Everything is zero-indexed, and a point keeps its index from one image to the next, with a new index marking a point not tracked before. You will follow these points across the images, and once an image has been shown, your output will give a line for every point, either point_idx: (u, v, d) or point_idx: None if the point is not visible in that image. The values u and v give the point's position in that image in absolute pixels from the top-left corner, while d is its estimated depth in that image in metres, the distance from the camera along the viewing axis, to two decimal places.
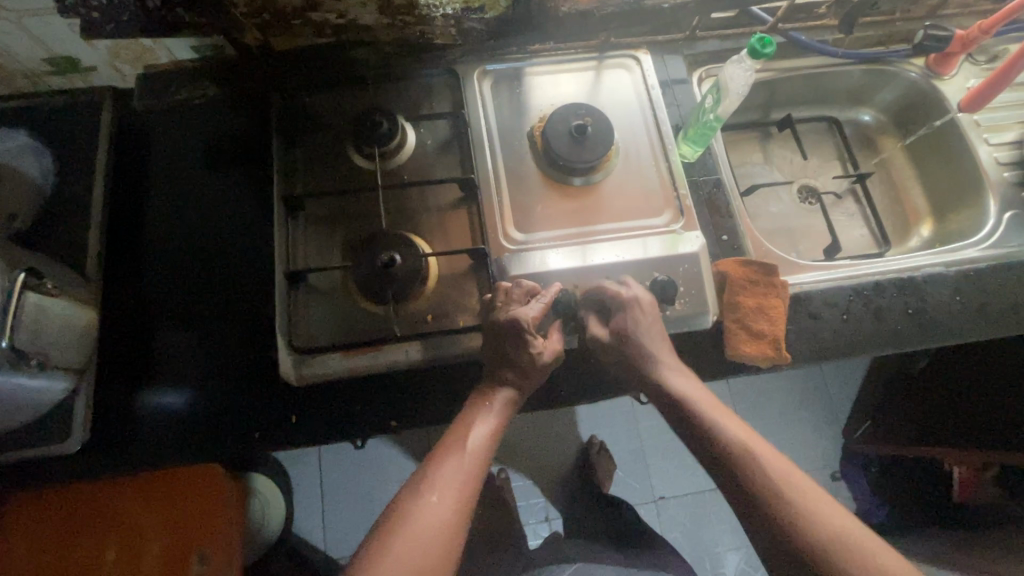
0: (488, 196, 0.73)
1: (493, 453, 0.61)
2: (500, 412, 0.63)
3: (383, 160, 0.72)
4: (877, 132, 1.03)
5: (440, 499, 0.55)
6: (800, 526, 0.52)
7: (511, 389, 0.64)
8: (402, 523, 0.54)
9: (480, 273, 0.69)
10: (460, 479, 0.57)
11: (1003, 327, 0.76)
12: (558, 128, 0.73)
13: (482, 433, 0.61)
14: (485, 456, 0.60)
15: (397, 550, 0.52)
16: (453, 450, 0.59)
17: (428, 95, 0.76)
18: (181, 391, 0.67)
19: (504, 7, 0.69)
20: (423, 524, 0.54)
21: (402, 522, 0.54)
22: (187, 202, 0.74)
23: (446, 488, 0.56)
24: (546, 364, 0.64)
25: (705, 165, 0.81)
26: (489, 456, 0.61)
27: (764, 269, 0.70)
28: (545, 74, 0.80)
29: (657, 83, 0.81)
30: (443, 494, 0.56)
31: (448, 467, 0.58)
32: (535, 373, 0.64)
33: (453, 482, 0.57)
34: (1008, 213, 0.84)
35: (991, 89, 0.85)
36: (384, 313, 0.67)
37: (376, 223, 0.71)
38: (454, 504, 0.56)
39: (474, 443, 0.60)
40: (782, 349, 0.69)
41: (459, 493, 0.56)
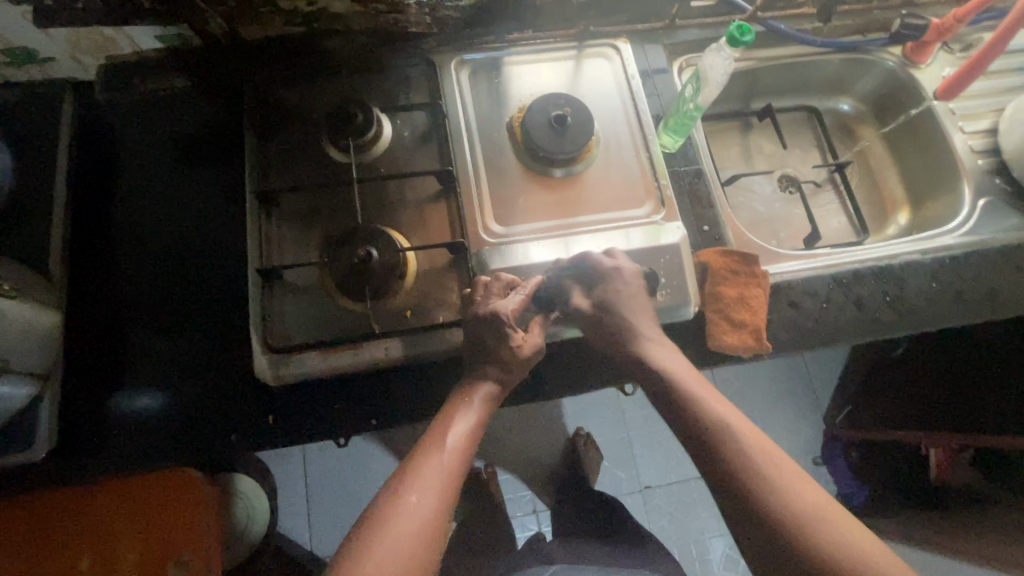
0: (468, 189, 0.72)
1: (475, 449, 0.60)
2: (481, 407, 0.62)
3: (359, 153, 0.70)
4: (855, 121, 1.04)
5: (420, 498, 0.54)
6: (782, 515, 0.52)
7: (492, 384, 0.63)
8: (383, 523, 0.53)
9: (460, 267, 0.68)
10: (441, 476, 0.56)
11: (978, 313, 0.77)
12: (537, 119, 0.72)
13: (463, 428, 0.60)
14: (467, 452, 0.59)
15: (378, 550, 0.51)
16: (433, 447, 0.58)
17: (405, 86, 0.75)
18: (154, 393, 0.65)
19: None
20: (405, 523, 0.53)
21: (383, 522, 0.53)
22: (155, 198, 0.72)
23: (427, 486, 0.55)
24: (527, 358, 0.63)
25: (686, 155, 0.80)
26: (471, 452, 0.60)
27: (744, 259, 0.71)
28: (523, 64, 0.78)
29: (637, 72, 0.80)
30: (424, 491, 0.55)
31: (429, 464, 0.57)
32: (518, 367, 0.64)
33: (434, 479, 0.56)
34: (982, 200, 0.85)
35: (966, 77, 0.86)
36: (362, 309, 0.65)
37: (353, 217, 0.69)
38: (436, 502, 0.55)
39: (455, 439, 0.59)
40: (764, 338, 0.69)
41: (441, 490, 0.56)
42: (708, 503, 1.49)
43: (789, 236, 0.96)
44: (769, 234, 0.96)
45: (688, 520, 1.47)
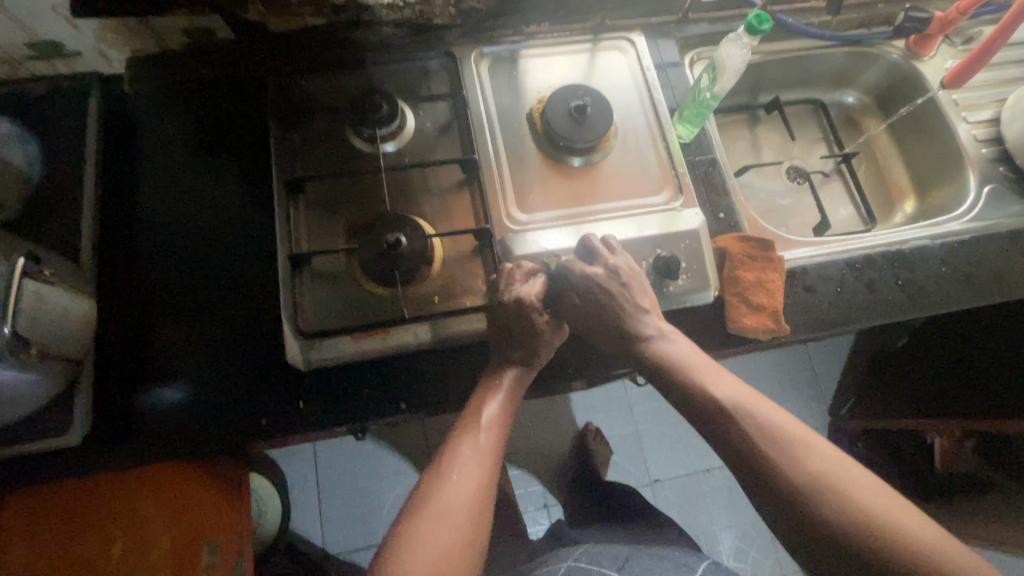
0: (490, 178, 0.73)
1: (507, 429, 0.61)
2: (510, 388, 0.63)
3: (383, 143, 0.71)
4: (860, 114, 1.06)
5: (460, 477, 0.56)
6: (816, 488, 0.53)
7: (519, 367, 0.64)
8: (426, 503, 0.54)
9: (485, 254, 0.69)
10: (478, 456, 0.58)
11: (988, 295, 0.79)
12: (557, 109, 0.74)
13: (494, 409, 0.61)
14: (499, 432, 0.61)
15: (424, 529, 0.52)
16: (468, 429, 0.59)
17: (426, 78, 0.76)
18: (184, 382, 0.66)
19: None
20: (448, 502, 0.54)
21: (426, 502, 0.54)
22: (181, 189, 0.72)
23: (465, 466, 0.57)
24: (550, 341, 0.65)
25: (700, 144, 0.82)
26: (503, 433, 0.61)
27: (761, 244, 0.73)
28: (540, 56, 0.80)
29: (652, 64, 0.82)
30: (464, 471, 0.56)
31: (465, 445, 0.58)
32: (542, 351, 0.65)
33: (472, 459, 0.57)
34: (987, 187, 0.87)
35: (969, 68, 0.88)
36: (390, 295, 0.67)
37: (378, 206, 0.70)
38: (475, 480, 0.56)
39: (488, 420, 0.60)
40: (782, 321, 0.71)
41: (479, 469, 0.57)
42: (717, 496, 1.50)
43: (798, 226, 0.98)
44: (779, 224, 0.98)
45: (697, 512, 1.49)
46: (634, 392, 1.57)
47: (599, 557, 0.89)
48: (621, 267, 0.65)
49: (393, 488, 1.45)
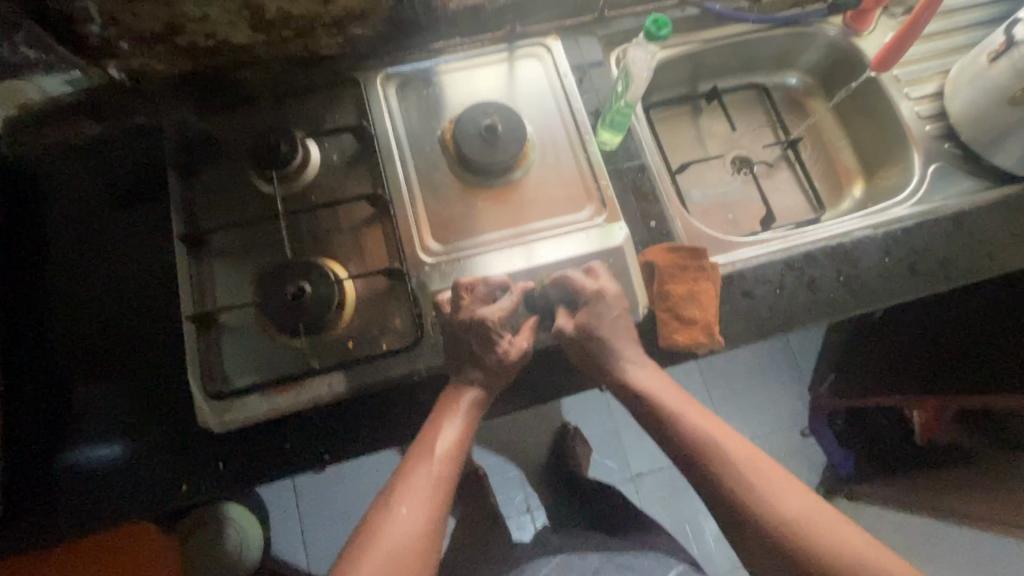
0: (402, 209, 0.70)
1: (465, 455, 0.58)
2: (468, 411, 0.60)
3: (286, 183, 0.68)
4: (805, 95, 1.02)
5: (410, 510, 0.53)
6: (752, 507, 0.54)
7: (478, 389, 0.60)
8: (373, 540, 0.51)
9: (401, 293, 0.66)
10: (431, 487, 0.55)
11: (937, 284, 0.76)
12: (467, 129, 0.70)
13: (450, 435, 0.58)
14: (456, 459, 0.57)
15: (367, 568, 0.49)
16: (422, 457, 0.56)
17: (331, 106, 0.72)
18: (101, 450, 0.64)
19: (388, 8, 0.69)
20: (394, 538, 0.51)
21: (372, 537, 0.51)
22: (84, 248, 0.69)
23: (416, 496, 0.54)
24: (512, 363, 0.61)
25: (628, 149, 0.79)
26: (460, 459, 0.58)
27: (692, 254, 0.70)
28: (452, 72, 0.77)
29: (570, 70, 0.78)
30: (414, 503, 0.54)
31: (418, 474, 0.55)
32: (502, 373, 0.61)
33: (423, 490, 0.54)
34: (932, 167, 0.84)
35: (897, 47, 0.83)
36: (303, 345, 0.64)
37: (286, 250, 0.67)
38: (427, 514, 0.53)
39: (444, 446, 0.57)
40: (716, 333, 0.68)
41: (431, 500, 0.54)
42: None
43: (745, 220, 0.95)
44: (724, 221, 0.95)
45: (682, 503, 1.48)
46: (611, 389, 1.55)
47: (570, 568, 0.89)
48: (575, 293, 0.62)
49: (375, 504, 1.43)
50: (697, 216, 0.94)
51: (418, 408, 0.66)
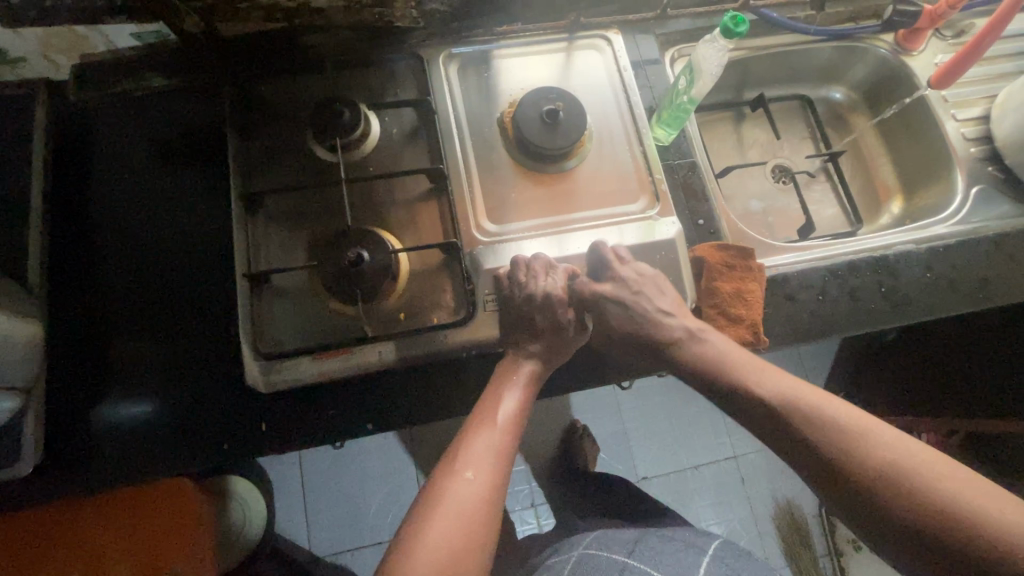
0: (459, 187, 0.71)
1: (523, 426, 0.59)
2: (526, 383, 0.60)
3: (347, 151, 0.68)
4: (848, 110, 1.03)
5: (474, 475, 0.52)
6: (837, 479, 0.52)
7: (536, 361, 0.62)
8: (439, 502, 0.50)
9: (454, 269, 0.66)
10: (494, 453, 0.54)
11: (975, 302, 0.77)
12: (528, 113, 0.70)
13: (510, 405, 0.58)
14: (516, 427, 0.58)
15: (437, 529, 0.49)
16: (484, 424, 0.56)
17: (394, 80, 0.73)
18: (144, 404, 0.63)
19: None
20: (461, 501, 0.50)
21: (438, 501, 0.50)
22: (139, 202, 0.69)
23: (481, 461, 0.53)
24: (573, 338, 0.65)
25: (679, 147, 0.80)
26: (518, 430, 0.58)
27: (741, 254, 0.71)
28: (514, 57, 0.77)
29: (629, 64, 0.79)
30: (478, 467, 0.53)
31: (480, 440, 0.55)
32: (564, 349, 0.65)
33: (486, 456, 0.54)
34: (974, 188, 0.85)
35: (960, 67, 0.85)
36: (354, 313, 0.64)
37: (342, 218, 0.67)
38: (491, 479, 0.53)
39: (503, 417, 0.57)
40: (760, 333, 0.68)
41: (495, 467, 0.54)
42: (705, 492, 1.50)
43: (783, 228, 0.96)
44: (763, 227, 0.96)
45: (686, 508, 1.48)
46: (622, 391, 1.55)
47: (610, 543, 0.82)
48: (635, 281, 0.64)
49: (379, 491, 1.41)
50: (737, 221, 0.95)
51: (462, 385, 0.67)
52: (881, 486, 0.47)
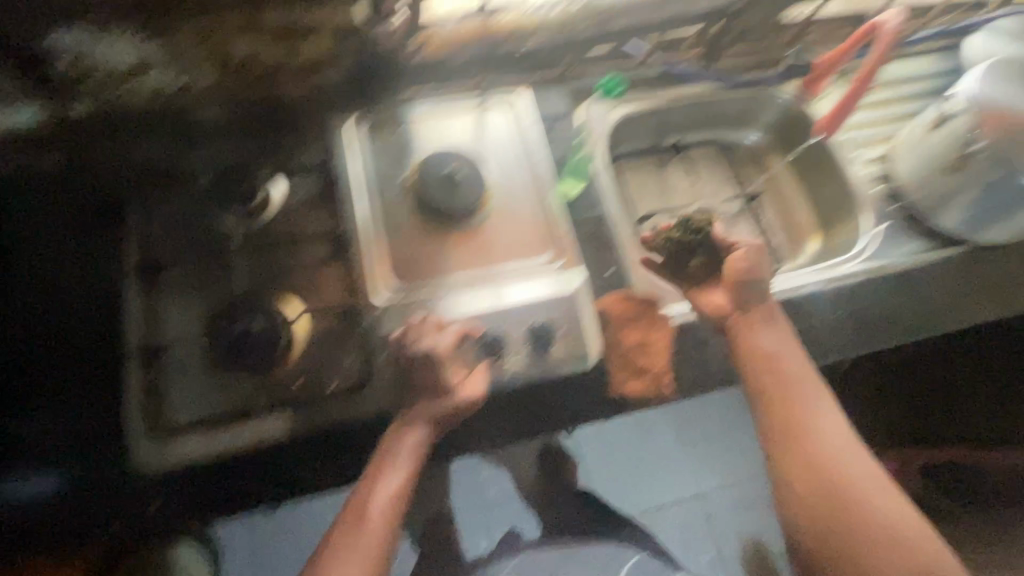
0: (361, 247, 0.69)
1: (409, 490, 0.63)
2: (416, 446, 0.63)
3: (247, 217, 0.68)
4: (765, 151, 1.06)
5: (365, 532, 0.60)
6: (784, 397, 0.69)
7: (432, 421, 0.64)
8: (338, 547, 0.60)
9: (355, 333, 0.67)
10: (377, 523, 0.61)
11: (879, 339, 0.80)
12: (430, 174, 0.71)
13: (397, 471, 0.62)
14: (403, 492, 0.63)
15: (337, 562, 0.59)
16: (366, 492, 0.62)
17: (298, 146, 0.74)
18: (35, 486, 0.62)
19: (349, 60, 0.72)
20: (358, 546, 0.60)
21: (338, 550, 0.60)
22: (34, 277, 0.68)
23: (369, 528, 0.61)
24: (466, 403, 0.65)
25: (588, 199, 0.81)
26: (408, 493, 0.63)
27: (644, 304, 0.73)
28: (423, 114, 0.78)
29: (536, 119, 0.81)
30: (367, 529, 0.61)
31: (368, 508, 0.61)
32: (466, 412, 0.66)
33: (373, 516, 0.61)
34: (882, 227, 0.88)
35: (843, 113, 0.90)
36: (249, 384, 0.64)
37: (243, 286, 0.68)
38: (380, 531, 0.61)
39: (403, 462, 0.63)
40: (664, 384, 0.69)
41: (376, 533, 0.61)
42: None
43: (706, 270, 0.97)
44: None
45: None
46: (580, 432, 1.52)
47: None
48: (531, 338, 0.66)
49: None
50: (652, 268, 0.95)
51: (369, 448, 0.67)
52: (800, 431, 0.68)
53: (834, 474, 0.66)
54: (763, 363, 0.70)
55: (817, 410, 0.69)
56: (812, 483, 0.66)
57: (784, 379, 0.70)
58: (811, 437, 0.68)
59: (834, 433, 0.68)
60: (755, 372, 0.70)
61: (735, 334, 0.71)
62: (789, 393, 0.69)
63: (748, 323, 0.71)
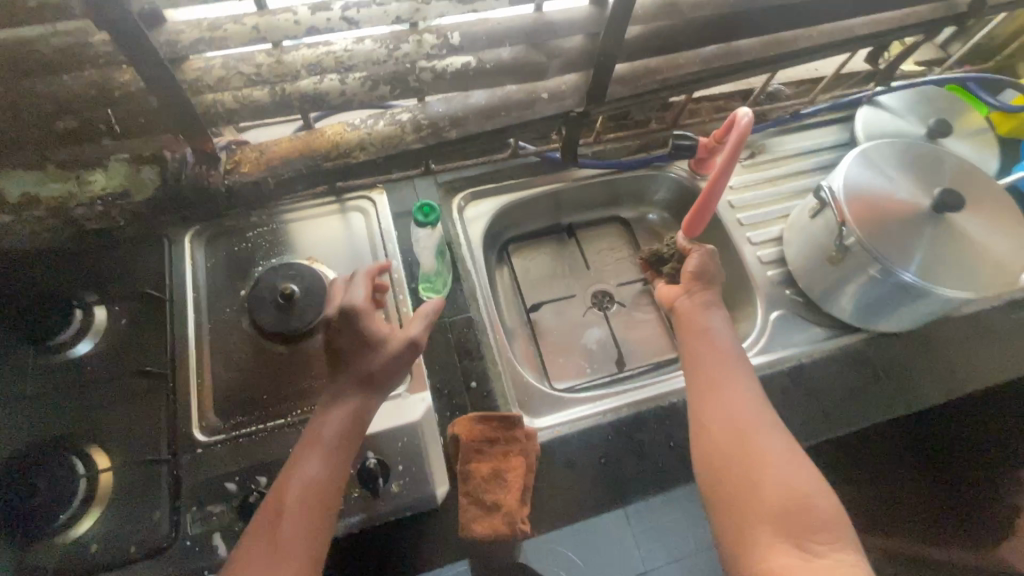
0: (185, 380, 0.64)
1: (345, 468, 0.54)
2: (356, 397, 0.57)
3: (57, 351, 0.62)
4: (664, 229, 1.02)
5: (286, 530, 0.49)
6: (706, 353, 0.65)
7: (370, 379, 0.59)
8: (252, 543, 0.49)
9: (164, 483, 0.58)
10: (301, 500, 0.51)
11: None
12: (263, 294, 0.66)
13: (336, 431, 0.55)
14: (339, 462, 0.54)
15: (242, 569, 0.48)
16: (304, 453, 0.53)
17: (123, 265, 0.67)
18: None
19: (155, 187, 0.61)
20: (269, 549, 0.48)
21: (243, 550, 0.49)
22: None
23: (288, 514, 0.50)
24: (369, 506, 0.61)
25: (455, 302, 0.77)
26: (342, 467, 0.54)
27: (504, 424, 0.66)
28: (272, 226, 0.75)
29: (394, 225, 0.78)
30: (291, 520, 0.50)
31: (288, 485, 0.51)
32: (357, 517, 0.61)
33: (302, 509, 0.50)
34: (774, 313, 0.84)
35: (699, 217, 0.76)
36: (28, 553, 0.54)
37: (35, 432, 0.59)
38: (307, 531, 0.50)
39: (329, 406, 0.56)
40: (519, 524, 0.61)
41: (307, 521, 0.50)
42: None
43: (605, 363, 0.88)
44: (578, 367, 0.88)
45: None
46: None
47: None
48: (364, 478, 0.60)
49: None
50: (535, 367, 0.87)
51: None
52: (717, 371, 0.64)
53: (754, 455, 0.56)
54: (692, 326, 0.69)
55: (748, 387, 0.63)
56: (718, 404, 0.61)
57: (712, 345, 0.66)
58: (728, 413, 0.60)
59: (743, 366, 0.64)
60: (687, 341, 0.68)
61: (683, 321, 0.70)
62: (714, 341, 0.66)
63: (686, 310, 0.71)
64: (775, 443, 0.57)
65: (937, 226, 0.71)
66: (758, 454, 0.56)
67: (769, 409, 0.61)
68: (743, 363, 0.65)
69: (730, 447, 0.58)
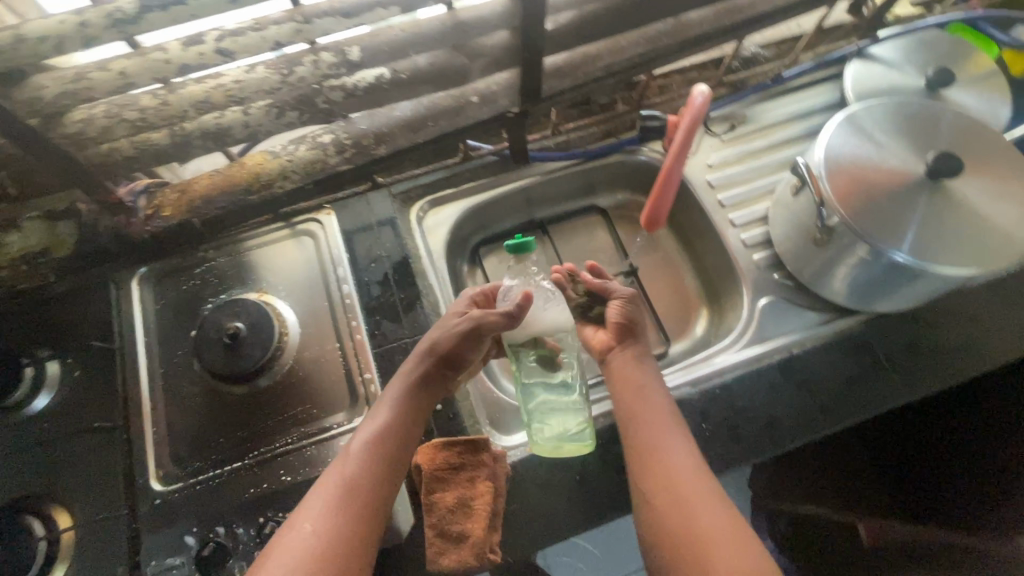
0: (142, 432, 0.63)
1: (379, 464, 0.54)
2: (393, 399, 0.59)
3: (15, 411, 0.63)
4: None
5: (310, 526, 0.49)
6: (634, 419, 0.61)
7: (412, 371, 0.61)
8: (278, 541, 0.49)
9: (127, 536, 0.58)
10: (332, 491, 0.52)
11: (763, 448, 0.68)
12: (211, 337, 0.65)
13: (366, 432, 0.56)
14: (373, 456, 0.54)
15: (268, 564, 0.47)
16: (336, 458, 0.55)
17: (75, 317, 0.67)
18: None
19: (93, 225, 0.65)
20: (293, 543, 0.48)
21: (271, 548, 0.49)
22: None
23: (314, 509, 0.51)
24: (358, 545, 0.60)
25: None
26: (380, 461, 0.55)
27: (469, 448, 0.63)
28: (221, 260, 0.73)
29: (345, 246, 0.74)
30: (317, 516, 0.50)
31: (322, 481, 0.53)
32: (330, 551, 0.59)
33: (327, 501, 0.51)
34: (762, 300, 0.78)
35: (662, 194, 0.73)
36: None
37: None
38: (333, 524, 0.50)
39: (388, 399, 0.59)
40: (485, 554, 0.59)
41: (335, 511, 0.50)
42: None
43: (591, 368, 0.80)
44: None
45: None
46: None
47: None
48: None
49: None
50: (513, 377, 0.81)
51: None
52: (647, 434, 0.59)
53: (696, 523, 0.51)
54: (623, 388, 0.64)
55: (682, 448, 0.57)
56: (653, 478, 0.55)
57: (640, 410, 0.61)
58: (665, 476, 0.55)
59: (676, 430, 0.59)
60: (625, 400, 0.63)
61: (614, 375, 0.66)
62: (642, 400, 0.62)
63: (618, 365, 0.66)
64: (711, 504, 0.52)
65: (931, 197, 0.63)
66: (697, 526, 0.50)
67: (701, 464, 0.56)
68: (672, 415, 0.60)
69: (670, 513, 0.52)
